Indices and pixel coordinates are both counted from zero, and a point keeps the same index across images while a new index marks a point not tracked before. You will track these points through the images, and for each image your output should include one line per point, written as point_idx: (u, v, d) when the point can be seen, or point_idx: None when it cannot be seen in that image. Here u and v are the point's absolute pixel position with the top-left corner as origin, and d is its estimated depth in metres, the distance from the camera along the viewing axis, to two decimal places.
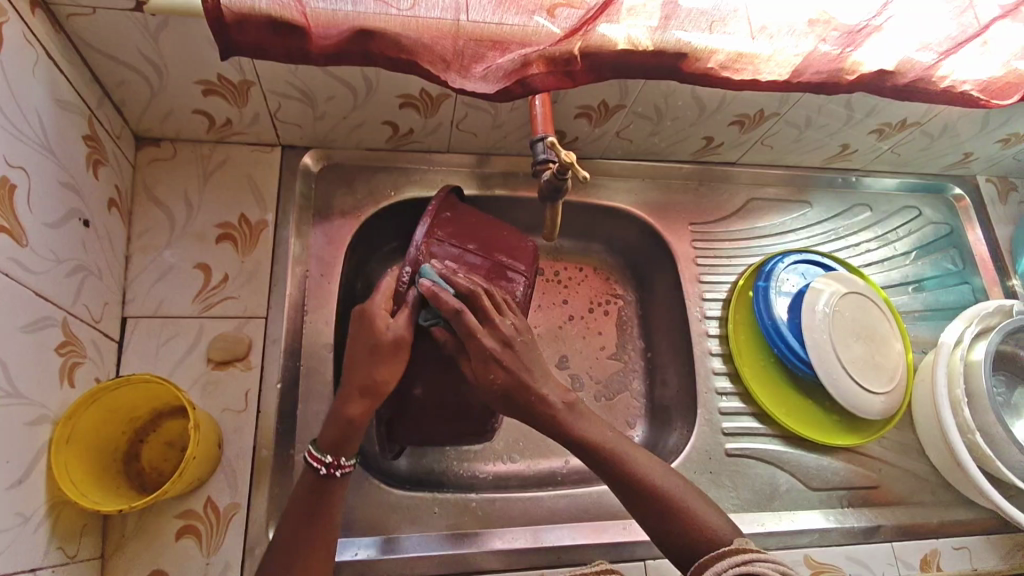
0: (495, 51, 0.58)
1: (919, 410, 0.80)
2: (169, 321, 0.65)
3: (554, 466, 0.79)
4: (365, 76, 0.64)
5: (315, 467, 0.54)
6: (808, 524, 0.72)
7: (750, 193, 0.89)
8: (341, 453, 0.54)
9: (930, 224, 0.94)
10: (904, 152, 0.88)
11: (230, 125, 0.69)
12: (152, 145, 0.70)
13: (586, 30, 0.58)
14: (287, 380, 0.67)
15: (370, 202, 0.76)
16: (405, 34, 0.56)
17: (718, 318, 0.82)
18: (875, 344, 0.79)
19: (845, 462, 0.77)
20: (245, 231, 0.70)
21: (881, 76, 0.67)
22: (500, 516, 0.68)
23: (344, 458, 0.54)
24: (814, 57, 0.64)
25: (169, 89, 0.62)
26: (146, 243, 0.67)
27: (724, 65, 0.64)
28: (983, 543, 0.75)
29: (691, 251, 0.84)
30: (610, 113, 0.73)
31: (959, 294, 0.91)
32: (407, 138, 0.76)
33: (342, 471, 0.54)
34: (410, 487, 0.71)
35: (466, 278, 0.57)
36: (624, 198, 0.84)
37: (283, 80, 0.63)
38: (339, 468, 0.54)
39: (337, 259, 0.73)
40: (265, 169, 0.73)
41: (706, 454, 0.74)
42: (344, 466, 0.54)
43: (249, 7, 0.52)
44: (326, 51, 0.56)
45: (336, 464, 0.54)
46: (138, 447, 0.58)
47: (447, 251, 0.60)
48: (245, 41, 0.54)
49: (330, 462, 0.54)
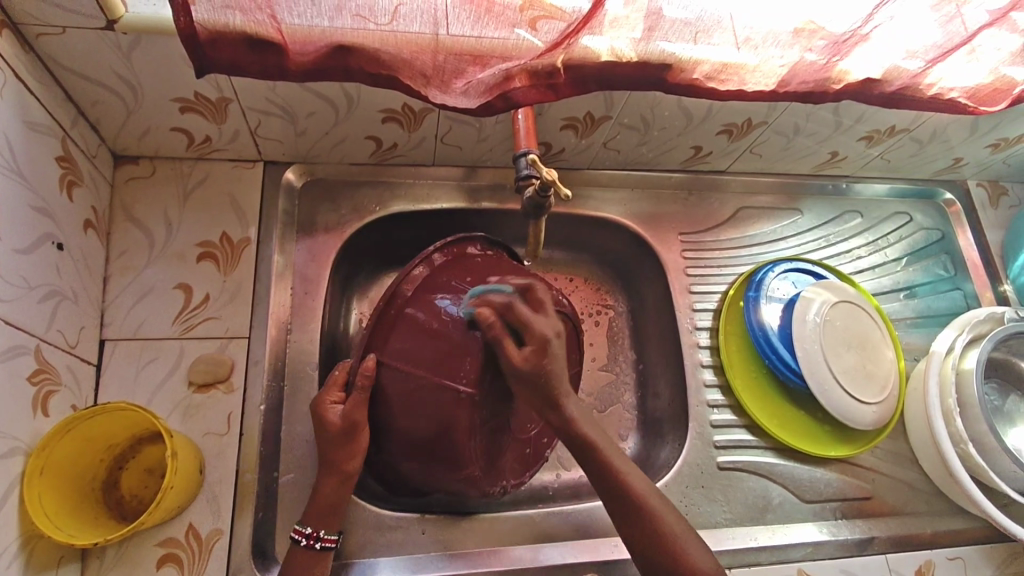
0: (476, 66, 0.57)
1: (912, 420, 0.79)
2: (148, 344, 0.63)
3: (546, 480, 0.78)
4: (346, 92, 0.63)
5: (296, 538, 0.56)
6: (801, 537, 0.71)
7: (739, 202, 0.88)
8: (322, 526, 0.56)
9: (921, 229, 0.93)
10: (894, 159, 0.88)
11: (210, 142, 0.68)
12: (131, 163, 0.69)
13: (568, 44, 0.57)
14: (271, 402, 0.65)
15: (355, 218, 0.75)
16: (384, 49, 0.55)
17: (708, 328, 0.81)
18: (867, 353, 0.78)
19: (838, 474, 0.76)
20: (227, 250, 0.69)
21: (868, 85, 0.67)
22: (491, 534, 0.67)
23: (324, 531, 0.56)
24: (800, 66, 0.64)
25: (146, 107, 0.61)
26: (125, 263, 0.66)
27: (710, 75, 0.63)
28: (978, 553, 0.74)
29: (680, 261, 0.83)
30: (596, 124, 0.72)
31: (951, 300, 0.90)
32: (391, 153, 0.75)
33: (322, 543, 0.56)
34: (398, 508, 0.70)
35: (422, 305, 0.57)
36: (613, 208, 0.83)
37: (261, 98, 0.62)
38: (319, 540, 0.56)
39: (322, 277, 0.72)
40: (246, 186, 0.72)
41: (698, 468, 0.73)
42: (324, 538, 0.56)
43: (223, 24, 0.51)
44: (304, 67, 0.56)
45: (316, 536, 0.56)
46: (118, 474, 0.57)
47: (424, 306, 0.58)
48: (220, 58, 0.53)
49: (310, 532, 0.56)
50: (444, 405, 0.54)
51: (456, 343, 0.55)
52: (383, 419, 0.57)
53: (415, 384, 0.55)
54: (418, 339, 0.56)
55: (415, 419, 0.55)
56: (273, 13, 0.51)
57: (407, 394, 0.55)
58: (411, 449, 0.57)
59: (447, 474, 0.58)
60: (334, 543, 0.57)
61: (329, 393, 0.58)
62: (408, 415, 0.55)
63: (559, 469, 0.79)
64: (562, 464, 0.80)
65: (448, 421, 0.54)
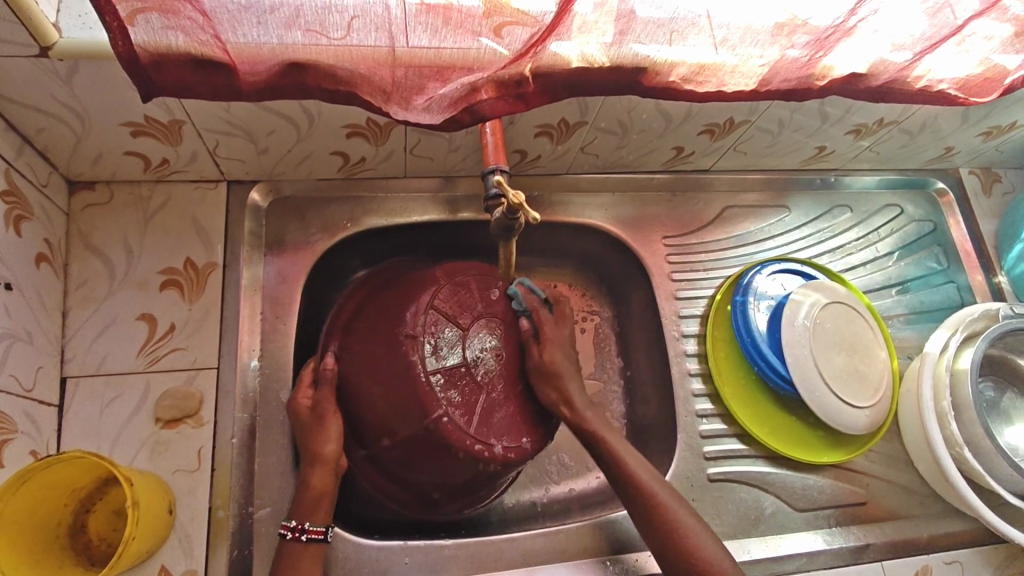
0: (438, 81, 0.54)
1: (905, 422, 0.77)
2: (112, 380, 0.61)
3: (535, 495, 0.77)
4: (305, 109, 0.59)
5: (284, 533, 0.57)
6: (794, 548, 0.70)
7: (725, 201, 0.86)
8: (307, 518, 0.58)
9: (912, 221, 0.91)
10: (883, 150, 0.85)
11: (167, 164, 0.65)
12: (87, 189, 0.66)
13: (536, 51, 0.54)
14: (243, 434, 0.63)
15: (326, 236, 0.73)
16: (340, 65, 0.52)
17: (695, 335, 0.79)
18: (859, 354, 0.76)
19: (832, 479, 0.75)
20: (191, 276, 0.66)
21: (854, 80, 0.64)
22: (477, 559, 0.65)
23: (310, 522, 0.58)
24: (782, 64, 0.60)
25: (95, 133, 0.58)
26: (85, 295, 0.63)
27: (687, 78, 0.60)
28: (975, 555, 0.73)
29: (665, 266, 0.81)
30: (571, 130, 0.70)
31: (945, 293, 0.88)
32: (360, 167, 0.72)
33: (308, 534, 0.57)
34: (379, 535, 0.68)
35: (365, 311, 0.67)
36: (594, 213, 0.81)
37: (216, 118, 0.59)
38: (305, 531, 0.57)
39: (294, 300, 0.70)
40: (210, 208, 0.69)
41: (688, 481, 0.71)
42: (311, 530, 0.57)
43: (166, 46, 0.48)
44: (257, 87, 0.52)
45: (301, 528, 0.57)
46: (85, 517, 0.56)
47: (367, 313, 0.67)
48: (167, 82, 0.50)
49: (295, 525, 0.57)
50: (393, 368, 0.59)
51: (394, 314, 0.62)
52: (354, 409, 0.63)
53: (369, 364, 0.61)
54: (370, 332, 0.64)
55: (378, 398, 0.60)
56: (216, 33, 0.48)
57: (367, 374, 0.61)
58: (383, 425, 0.60)
59: (427, 441, 0.58)
60: (321, 535, 0.57)
61: (300, 392, 0.64)
62: (371, 395, 0.61)
63: (549, 483, 0.78)
64: (550, 478, 0.78)
65: (399, 381, 0.59)
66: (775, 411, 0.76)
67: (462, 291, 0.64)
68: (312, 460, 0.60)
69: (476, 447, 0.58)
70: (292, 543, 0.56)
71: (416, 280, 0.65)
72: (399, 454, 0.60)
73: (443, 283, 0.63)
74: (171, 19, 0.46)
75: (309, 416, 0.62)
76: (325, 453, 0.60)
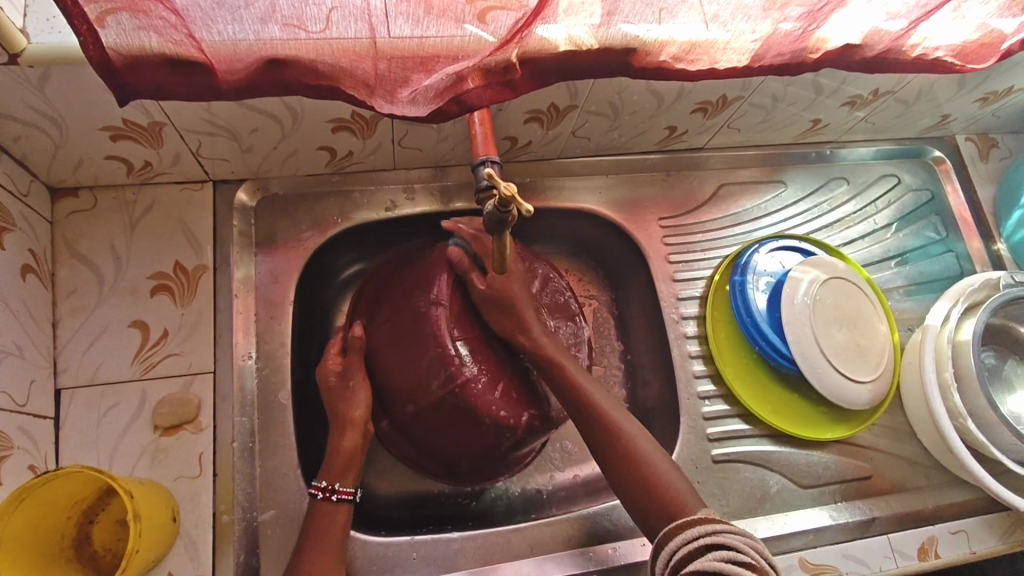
0: (422, 72, 0.52)
1: (908, 393, 0.77)
2: (108, 389, 0.60)
3: (540, 483, 0.77)
4: (288, 105, 0.58)
5: (313, 494, 0.59)
6: (802, 524, 0.70)
7: (720, 178, 0.84)
8: (337, 479, 0.60)
9: (910, 191, 0.90)
10: (879, 121, 0.84)
11: (150, 167, 0.63)
12: (70, 196, 0.64)
13: (522, 36, 0.52)
14: (244, 438, 0.63)
15: (317, 232, 0.72)
16: (321, 60, 0.50)
17: (695, 316, 0.78)
18: (860, 328, 0.76)
19: (837, 455, 0.75)
20: (182, 280, 0.65)
21: (848, 51, 0.62)
22: (484, 552, 0.65)
23: (340, 483, 0.60)
24: (774, 38, 0.59)
25: (73, 139, 0.57)
26: (75, 304, 0.62)
27: (679, 56, 0.58)
28: (980, 524, 0.73)
29: (662, 248, 0.80)
30: (562, 114, 0.68)
31: (944, 263, 0.87)
32: (348, 161, 0.70)
33: (339, 494, 0.60)
34: (385, 532, 0.67)
35: (380, 289, 0.69)
36: (588, 197, 0.79)
37: (195, 118, 0.57)
38: (336, 491, 0.59)
39: (288, 299, 0.69)
40: (197, 209, 0.67)
41: (692, 463, 0.71)
42: (340, 490, 0.60)
43: (139, 47, 0.46)
44: (236, 85, 0.51)
45: (332, 488, 0.60)
46: (89, 528, 0.55)
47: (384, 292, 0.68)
48: (142, 83, 0.48)
49: (326, 485, 0.60)
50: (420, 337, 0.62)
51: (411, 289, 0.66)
52: (379, 378, 0.64)
53: (397, 337, 0.63)
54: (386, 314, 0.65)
55: (397, 372, 0.62)
56: (190, 32, 0.46)
57: (383, 355, 0.64)
58: (407, 392, 0.61)
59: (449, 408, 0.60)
60: (351, 496, 0.60)
61: (330, 359, 0.66)
62: (384, 373, 0.64)
63: (554, 470, 0.78)
64: (555, 465, 0.78)
65: (422, 350, 0.61)
66: (781, 386, 0.76)
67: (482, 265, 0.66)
68: (342, 424, 0.62)
69: (501, 415, 0.60)
70: (323, 502, 0.59)
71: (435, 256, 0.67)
72: (421, 421, 0.62)
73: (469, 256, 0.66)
74: (142, 19, 0.44)
75: (337, 382, 0.65)
76: (353, 416, 0.63)
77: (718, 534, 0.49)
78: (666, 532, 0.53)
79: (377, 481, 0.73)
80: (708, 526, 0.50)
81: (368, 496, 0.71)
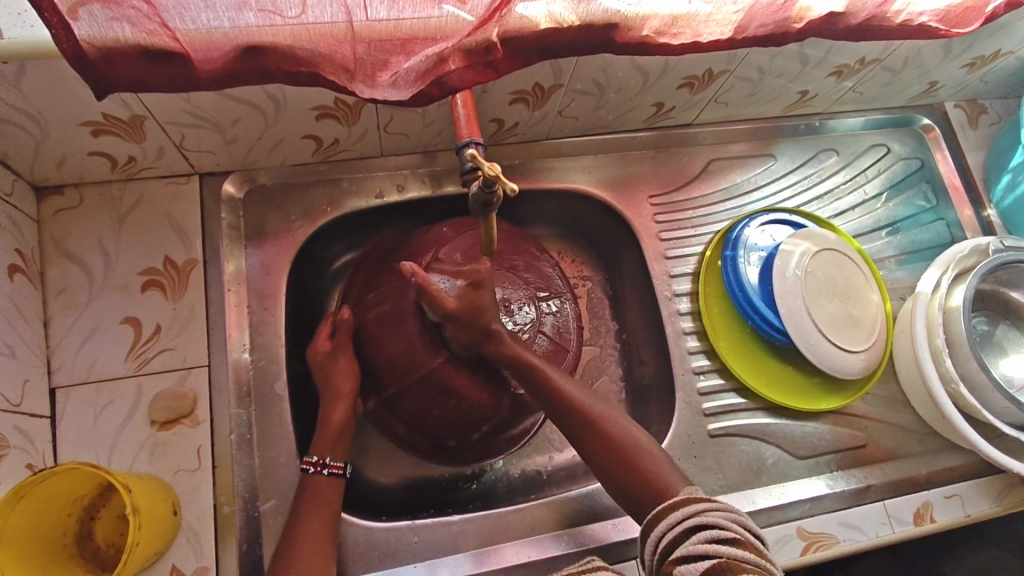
0: (401, 55, 0.52)
1: (900, 361, 0.78)
2: (103, 387, 0.60)
3: (539, 464, 0.78)
4: (269, 94, 0.57)
5: (305, 469, 0.60)
6: (799, 494, 0.70)
7: (709, 154, 0.84)
8: (327, 454, 0.61)
9: (900, 160, 0.90)
10: (867, 90, 0.83)
11: (134, 162, 0.63)
12: (56, 194, 0.64)
13: (501, 15, 0.51)
14: (242, 429, 0.63)
15: (307, 222, 0.72)
16: (299, 46, 0.49)
17: (688, 293, 0.79)
18: (852, 300, 0.76)
19: (831, 425, 0.76)
20: (172, 275, 0.65)
21: (832, 19, 0.62)
22: (486, 533, 0.65)
23: (330, 458, 0.61)
24: (757, 9, 0.58)
25: (55, 136, 0.56)
26: (66, 302, 0.62)
27: (661, 30, 0.58)
28: (975, 487, 0.74)
29: (653, 226, 0.80)
30: (547, 94, 0.68)
31: (935, 231, 0.88)
32: (335, 149, 0.70)
33: (329, 469, 0.60)
34: (386, 517, 0.68)
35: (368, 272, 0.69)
36: (578, 177, 0.79)
37: (176, 110, 0.57)
38: (326, 466, 0.60)
39: (280, 290, 0.69)
40: (184, 203, 0.67)
41: (688, 438, 0.72)
42: (331, 465, 0.60)
43: (113, 38, 0.45)
44: (214, 73, 0.50)
45: (322, 462, 0.60)
46: (91, 525, 0.56)
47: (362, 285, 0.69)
48: (120, 75, 0.48)
49: (317, 460, 0.60)
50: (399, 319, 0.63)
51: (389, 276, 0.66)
52: (367, 359, 0.65)
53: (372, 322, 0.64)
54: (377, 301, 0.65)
55: (389, 352, 0.63)
56: (163, 20, 0.45)
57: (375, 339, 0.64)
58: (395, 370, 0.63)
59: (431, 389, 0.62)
60: (341, 471, 0.60)
61: (320, 341, 0.66)
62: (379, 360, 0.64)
63: (553, 451, 0.78)
64: (555, 446, 0.79)
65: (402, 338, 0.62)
66: (776, 360, 0.77)
67: (467, 240, 0.67)
68: (332, 397, 0.63)
69: (479, 395, 0.63)
70: (315, 477, 0.59)
71: (423, 237, 0.68)
72: (405, 402, 0.64)
73: (456, 237, 0.67)
74: (114, 9, 0.44)
75: (326, 363, 0.65)
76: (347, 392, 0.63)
77: (704, 512, 0.50)
78: (652, 516, 0.54)
79: (377, 468, 0.74)
80: (693, 507, 0.51)
81: (369, 482, 0.72)
